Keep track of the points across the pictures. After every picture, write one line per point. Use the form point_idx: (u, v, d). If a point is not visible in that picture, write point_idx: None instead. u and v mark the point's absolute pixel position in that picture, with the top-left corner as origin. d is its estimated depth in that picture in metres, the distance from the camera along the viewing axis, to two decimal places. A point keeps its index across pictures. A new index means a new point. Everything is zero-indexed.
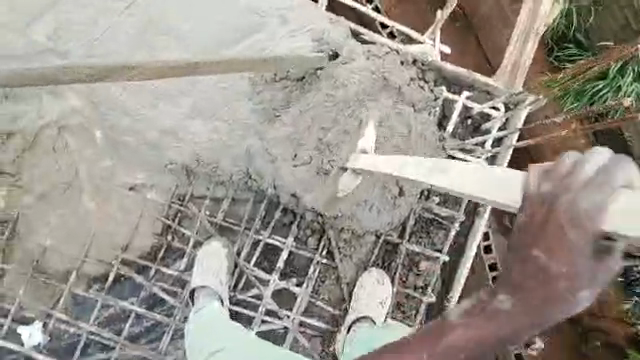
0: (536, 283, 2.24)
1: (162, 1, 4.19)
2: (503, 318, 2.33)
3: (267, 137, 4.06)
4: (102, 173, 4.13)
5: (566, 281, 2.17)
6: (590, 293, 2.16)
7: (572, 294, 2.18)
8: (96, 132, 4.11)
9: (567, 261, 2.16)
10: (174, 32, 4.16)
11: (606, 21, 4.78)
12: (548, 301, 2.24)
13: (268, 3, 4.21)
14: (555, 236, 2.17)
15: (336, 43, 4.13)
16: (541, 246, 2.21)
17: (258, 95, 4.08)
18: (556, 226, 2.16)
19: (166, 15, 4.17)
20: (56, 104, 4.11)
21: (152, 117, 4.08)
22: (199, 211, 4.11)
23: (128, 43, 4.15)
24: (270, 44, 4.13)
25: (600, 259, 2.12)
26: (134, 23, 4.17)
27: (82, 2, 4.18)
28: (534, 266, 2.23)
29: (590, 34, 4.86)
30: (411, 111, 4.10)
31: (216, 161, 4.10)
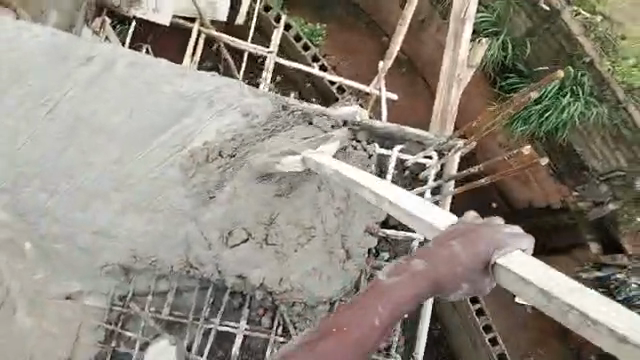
0: (447, 274, 2.41)
1: (84, 94, 4.16)
2: (426, 278, 2.41)
3: (203, 221, 3.98)
4: (35, 286, 3.98)
5: (455, 283, 2.42)
6: (467, 291, 2.44)
7: (461, 284, 2.42)
8: (25, 245, 4.00)
9: (472, 257, 2.39)
10: (102, 129, 4.11)
11: (541, 48, 5.29)
12: (449, 280, 2.41)
13: (192, 85, 4.21)
14: (452, 263, 2.40)
15: (268, 115, 4.21)
16: (443, 257, 2.41)
17: (190, 179, 4.03)
18: (466, 230, 2.45)
19: (89, 110, 4.13)
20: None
21: (84, 219, 4.00)
22: (141, 310, 3.90)
23: (55, 148, 4.07)
24: (198, 126, 4.15)
25: (475, 280, 2.43)
26: (61, 125, 4.10)
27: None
28: (448, 252, 2.41)
29: (528, 61, 5.39)
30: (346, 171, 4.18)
31: (154, 253, 3.97)
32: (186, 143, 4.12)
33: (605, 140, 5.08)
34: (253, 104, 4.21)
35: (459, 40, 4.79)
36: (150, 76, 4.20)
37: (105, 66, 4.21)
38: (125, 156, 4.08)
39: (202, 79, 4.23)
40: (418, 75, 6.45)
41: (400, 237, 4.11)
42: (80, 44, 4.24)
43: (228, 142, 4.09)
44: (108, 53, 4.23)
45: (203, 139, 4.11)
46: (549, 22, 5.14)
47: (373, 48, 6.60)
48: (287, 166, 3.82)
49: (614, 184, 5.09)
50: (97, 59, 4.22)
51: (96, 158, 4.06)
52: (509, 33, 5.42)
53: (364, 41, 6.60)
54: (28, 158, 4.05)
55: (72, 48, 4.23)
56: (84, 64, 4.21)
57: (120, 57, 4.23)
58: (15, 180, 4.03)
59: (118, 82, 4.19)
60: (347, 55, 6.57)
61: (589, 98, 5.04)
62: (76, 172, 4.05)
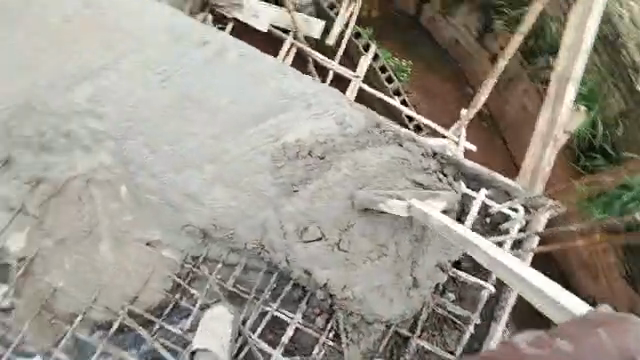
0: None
1: (193, 73, 4.24)
2: None
3: (285, 211, 4.03)
4: (122, 227, 4.09)
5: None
6: None
7: None
8: (122, 188, 4.10)
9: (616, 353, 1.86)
10: (206, 106, 4.19)
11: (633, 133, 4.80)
12: None
13: (296, 85, 4.22)
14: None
15: (361, 129, 4.14)
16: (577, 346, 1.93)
17: (279, 168, 4.08)
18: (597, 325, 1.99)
19: (202, 82, 4.23)
20: (87, 160, 4.10)
21: (175, 180, 4.10)
22: (209, 274, 4.05)
23: (160, 112, 4.17)
24: (294, 122, 4.15)
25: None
26: (170, 93, 4.20)
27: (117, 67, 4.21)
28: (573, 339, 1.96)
29: (617, 143, 4.92)
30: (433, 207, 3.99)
31: (232, 227, 4.06)
32: (280, 137, 4.14)
33: None
34: (347, 117, 4.16)
35: (560, 100, 4.26)
36: (257, 67, 4.26)
37: (219, 51, 4.29)
38: (222, 134, 4.15)
39: (305, 81, 4.23)
40: (501, 135, 5.95)
41: (469, 282, 3.99)
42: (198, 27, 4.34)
43: (319, 143, 4.11)
44: (220, 40, 4.32)
45: (297, 134, 4.13)
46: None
47: (455, 98, 6.18)
48: (392, 208, 3.89)
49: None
50: (212, 44, 4.31)
51: (199, 130, 4.15)
52: (601, 110, 4.97)
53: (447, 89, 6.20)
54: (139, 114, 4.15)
55: (189, 28, 4.33)
56: (198, 47, 4.30)
57: (233, 44, 4.31)
58: (128, 126, 4.12)
59: (227, 67, 4.25)
60: (424, 94, 6.15)
61: None
62: (176, 138, 4.14)
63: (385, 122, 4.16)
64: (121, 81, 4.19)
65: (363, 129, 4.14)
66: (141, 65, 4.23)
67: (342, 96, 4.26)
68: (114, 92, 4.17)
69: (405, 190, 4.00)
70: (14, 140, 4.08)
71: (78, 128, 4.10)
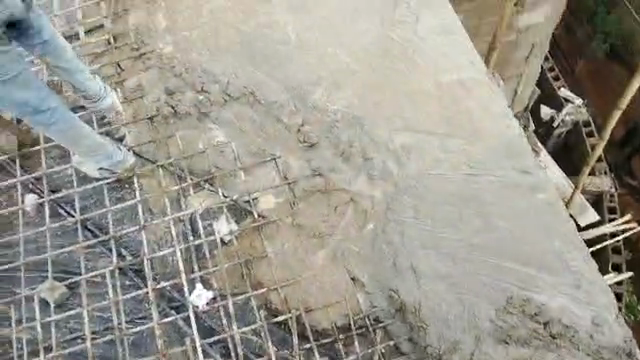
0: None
1: (494, 190, 4.08)
2: None
3: (485, 350, 3.79)
4: (347, 251, 4.12)
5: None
6: None
7: None
8: (369, 224, 4.15)
9: None
10: (486, 218, 4.02)
11: None
12: None
13: (581, 267, 3.88)
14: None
15: (612, 343, 3.76)
16: None
17: (506, 313, 3.82)
18: None
19: (493, 203, 4.05)
20: (367, 186, 4.22)
21: (416, 252, 4.03)
22: (379, 343, 3.89)
23: (444, 196, 4.10)
24: (551, 289, 3.85)
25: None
26: (463, 188, 4.11)
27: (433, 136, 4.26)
28: None
29: None
30: None
31: (429, 324, 3.89)
32: (528, 288, 3.87)
33: None
34: (606, 318, 3.79)
35: None
36: (556, 226, 3.97)
37: (530, 187, 4.07)
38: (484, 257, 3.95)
39: (591, 267, 3.88)
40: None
41: None
42: (530, 157, 4.15)
43: (563, 321, 3.78)
44: (541, 182, 4.08)
45: (548, 301, 3.82)
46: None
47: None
48: None
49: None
50: (530, 178, 4.09)
51: (465, 229, 4.02)
52: None
53: None
54: (429, 182, 4.15)
55: (520, 154, 4.15)
56: (515, 171, 4.11)
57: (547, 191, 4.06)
58: (417, 184, 4.16)
59: (527, 206, 4.03)
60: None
61: None
62: (443, 221, 4.05)
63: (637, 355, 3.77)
64: (435, 149, 4.23)
65: (614, 345, 3.75)
66: (460, 150, 4.20)
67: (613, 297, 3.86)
68: (419, 154, 4.23)
69: None
70: (328, 136, 4.36)
71: (382, 162, 4.24)
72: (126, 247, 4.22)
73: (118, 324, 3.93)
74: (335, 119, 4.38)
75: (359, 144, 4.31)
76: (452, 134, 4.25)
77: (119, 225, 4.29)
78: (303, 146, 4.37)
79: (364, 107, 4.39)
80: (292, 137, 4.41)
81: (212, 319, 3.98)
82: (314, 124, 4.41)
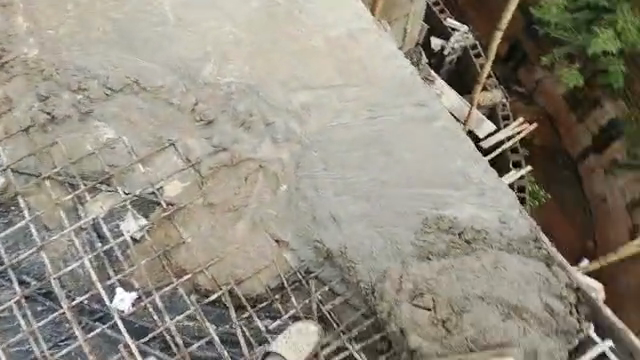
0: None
1: (394, 127, 4.40)
2: None
3: (409, 270, 4.07)
4: (265, 216, 4.27)
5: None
6: None
7: None
8: (282, 185, 4.31)
9: None
10: (390, 153, 4.33)
11: None
12: None
13: (480, 175, 4.30)
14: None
15: (520, 236, 4.20)
16: None
17: (425, 233, 4.16)
18: None
19: (395, 139, 4.37)
20: (273, 150, 4.36)
21: (332, 201, 4.25)
22: (314, 292, 4.11)
23: (351, 143, 4.36)
24: (458, 201, 4.25)
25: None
26: (366, 132, 4.39)
27: (328, 88, 4.49)
28: None
29: None
30: (548, 328, 3.98)
31: (357, 263, 4.14)
32: (439, 206, 4.24)
33: None
34: (511, 216, 4.24)
35: None
36: (456, 147, 4.36)
37: (427, 117, 4.43)
38: (394, 187, 4.27)
39: (488, 174, 4.31)
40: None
41: None
42: (422, 88, 4.51)
43: (473, 228, 4.18)
44: (437, 111, 4.45)
45: (455, 210, 4.23)
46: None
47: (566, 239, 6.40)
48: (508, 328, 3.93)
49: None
50: (426, 110, 4.45)
51: (375, 168, 4.30)
52: None
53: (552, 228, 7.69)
54: (333, 133, 4.38)
55: (413, 88, 4.50)
56: (410, 105, 4.45)
57: (441, 118, 4.43)
58: (320, 136, 4.37)
59: (426, 133, 4.39)
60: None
61: None
62: (351, 165, 4.31)
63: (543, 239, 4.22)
64: (334, 101, 4.46)
65: (521, 235, 4.20)
66: (357, 97, 4.47)
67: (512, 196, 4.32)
68: (319, 109, 4.43)
69: (533, 308, 4.00)
70: (224, 109, 4.41)
71: (282, 122, 4.39)
72: (28, 273, 3.95)
73: (40, 353, 3.67)
74: (230, 90, 4.45)
75: (256, 111, 4.41)
76: (349, 81, 4.52)
77: (14, 252, 4.00)
78: (200, 124, 4.39)
79: (258, 73, 4.52)
80: (187, 117, 4.40)
81: (142, 318, 3.91)
82: (207, 101, 4.43)
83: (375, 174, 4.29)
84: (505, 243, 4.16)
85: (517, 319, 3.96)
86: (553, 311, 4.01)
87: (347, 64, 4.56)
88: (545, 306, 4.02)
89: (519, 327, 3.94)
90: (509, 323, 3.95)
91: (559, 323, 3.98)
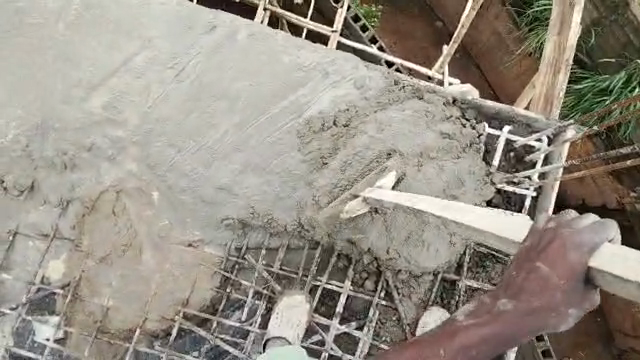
0: (536, 308, 2.38)
1: (209, 67, 4.25)
2: (511, 317, 2.44)
3: (315, 185, 4.12)
4: (160, 232, 4.21)
5: (553, 314, 2.36)
6: (578, 312, 2.36)
7: (564, 311, 2.35)
8: (153, 193, 4.23)
9: (563, 274, 2.31)
10: (222, 92, 4.23)
11: (607, 40, 5.15)
12: (546, 309, 2.37)
13: (311, 58, 4.26)
14: (559, 256, 2.32)
15: (381, 88, 4.21)
16: (540, 280, 2.37)
17: (307, 145, 4.17)
18: (532, 265, 2.40)
19: (220, 78, 4.24)
20: (112, 170, 4.26)
21: (207, 175, 4.19)
22: (256, 262, 4.11)
23: (181, 111, 4.23)
24: (314, 95, 4.22)
25: (587, 292, 2.35)
26: (187, 91, 4.24)
27: (118, 80, 4.26)
28: (543, 270, 2.36)
29: (591, 53, 5.30)
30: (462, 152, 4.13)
31: (271, 212, 4.15)
32: (301, 112, 4.21)
33: None
34: (363, 77, 4.23)
35: (569, 25, 4.31)
36: (272, 47, 4.27)
37: (228, 35, 4.28)
38: (243, 121, 4.21)
39: (319, 52, 4.26)
40: (479, 60, 6.32)
41: None
42: (205, 13, 4.30)
43: (337, 111, 4.19)
44: (230, 25, 4.28)
45: (318, 106, 4.21)
46: (616, 12, 4.99)
47: (427, 36, 6.47)
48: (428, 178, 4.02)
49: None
50: (220, 30, 4.28)
51: (221, 120, 4.22)
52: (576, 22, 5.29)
53: (417, 26, 6.46)
54: (156, 114, 4.23)
55: (196, 18, 4.30)
56: (205, 34, 4.28)
57: (241, 27, 4.29)
58: (147, 126, 4.22)
59: (238, 52, 4.26)
60: (400, 37, 6.45)
61: None
62: (198, 131, 4.21)
63: (401, 78, 4.23)
64: (131, 83, 4.25)
65: (383, 87, 4.21)
66: (149, 65, 4.27)
67: (358, 59, 4.31)
68: (123, 99, 4.25)
69: (433, 142, 4.12)
70: (34, 164, 4.25)
71: (99, 139, 4.24)
72: None
73: None
74: (23, 143, 4.23)
75: (65, 146, 4.23)
76: (134, 57, 4.27)
77: None
78: (24, 196, 4.25)
79: (42, 107, 4.25)
80: (9, 197, 4.24)
81: None
82: (14, 168, 4.24)
83: (224, 128, 4.21)
84: (375, 101, 4.19)
85: (425, 159, 4.09)
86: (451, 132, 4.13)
87: (123, 43, 4.28)
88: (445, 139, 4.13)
89: (434, 168, 4.06)
90: (425, 170, 4.05)
91: (461, 142, 4.13)
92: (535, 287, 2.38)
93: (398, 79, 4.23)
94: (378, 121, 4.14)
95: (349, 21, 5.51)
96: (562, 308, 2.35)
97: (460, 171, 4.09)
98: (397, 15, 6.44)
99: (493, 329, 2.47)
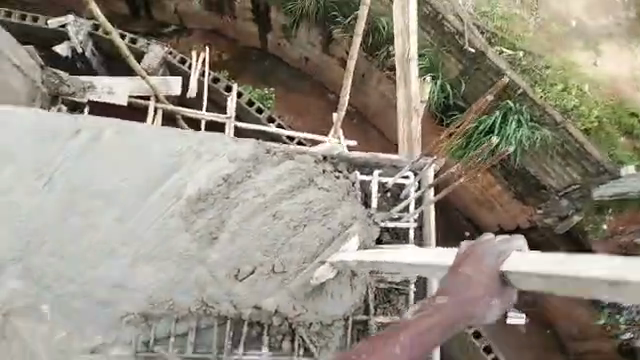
0: (468, 301, 2.42)
1: (80, 169, 4.24)
2: (451, 307, 2.42)
3: (211, 261, 4.12)
4: (58, 345, 3.98)
5: (480, 305, 2.43)
6: (498, 307, 2.46)
7: (486, 303, 2.44)
8: (43, 307, 4.01)
9: (482, 275, 2.45)
10: (97, 191, 4.20)
11: (476, 86, 5.78)
12: (477, 302, 2.43)
13: (180, 142, 4.34)
14: (475, 261, 2.48)
15: (251, 155, 4.33)
16: (465, 283, 2.44)
17: (194, 223, 4.18)
18: (461, 272, 2.47)
19: (86, 176, 4.22)
20: None
21: (98, 276, 4.08)
22: (166, 352, 4.01)
23: (55, 222, 4.12)
24: (189, 174, 4.28)
25: (504, 290, 2.46)
26: (58, 197, 4.17)
27: None
28: (465, 276, 2.46)
29: (467, 96, 5.85)
30: (336, 202, 4.29)
31: (169, 297, 4.09)
32: (181, 194, 4.24)
33: (554, 158, 5.61)
34: (234, 149, 4.34)
35: (409, 78, 5.11)
36: (142, 141, 4.32)
37: (93, 137, 4.31)
38: (125, 217, 4.18)
39: (188, 136, 4.36)
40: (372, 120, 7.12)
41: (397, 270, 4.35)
42: (66, 119, 4.32)
43: (216, 187, 4.25)
44: (94, 126, 4.33)
45: (196, 184, 4.24)
46: (476, 62, 5.67)
47: (322, 105, 7.22)
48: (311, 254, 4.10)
49: (573, 197, 5.61)
50: (84, 132, 4.31)
51: (101, 218, 4.17)
52: (445, 75, 5.86)
53: (313, 100, 7.23)
54: (31, 225, 4.09)
55: (60, 123, 4.31)
56: (72, 136, 4.29)
57: (106, 126, 4.34)
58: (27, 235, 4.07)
59: (105, 151, 4.29)
60: (297, 113, 7.20)
61: (532, 123, 5.53)
62: (75, 234, 4.13)
63: (271, 146, 4.36)
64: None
65: (252, 155, 4.32)
66: (16, 178, 4.17)
67: (224, 137, 4.42)
68: None
69: (317, 198, 4.26)
70: None
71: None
72: None
73: None
74: None
75: None
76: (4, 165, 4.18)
77: None
78: None
79: None
80: None
81: None
82: None
83: (106, 223, 4.17)
84: (247, 166, 4.30)
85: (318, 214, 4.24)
86: (327, 189, 4.30)
87: None
88: (322, 196, 4.28)
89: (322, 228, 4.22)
90: (311, 227, 4.21)
91: (339, 191, 4.34)
92: (462, 286, 2.44)
93: (268, 150, 4.35)
94: (250, 195, 4.24)
95: (246, 107, 6.21)
96: (480, 306, 2.43)
97: (343, 220, 4.25)
98: (289, 95, 7.24)
99: (434, 324, 2.41)
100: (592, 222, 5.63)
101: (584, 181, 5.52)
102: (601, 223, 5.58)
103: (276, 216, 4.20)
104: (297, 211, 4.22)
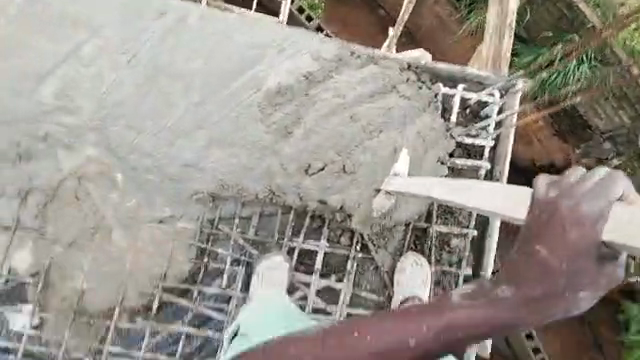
0: (559, 285, 2.14)
1: (163, 51, 4.28)
2: (534, 276, 2.17)
3: (283, 156, 4.21)
4: (128, 212, 4.23)
5: (572, 293, 2.14)
6: (591, 296, 2.15)
7: (577, 291, 2.14)
8: (119, 175, 4.24)
9: (572, 248, 2.15)
10: (178, 73, 4.27)
11: (541, 16, 5.72)
12: (571, 287, 2.14)
13: (265, 33, 4.29)
14: (559, 234, 2.17)
15: (334, 55, 4.28)
16: (546, 250, 2.17)
17: (270, 116, 4.23)
18: (538, 234, 2.22)
19: (170, 57, 4.28)
20: (73, 156, 4.27)
21: (173, 154, 4.24)
22: (231, 230, 4.16)
23: (136, 95, 4.25)
24: (271, 68, 4.27)
25: (603, 269, 2.16)
26: (142, 73, 4.26)
27: (72, 63, 4.27)
28: (544, 249, 2.18)
29: (529, 26, 5.85)
30: (430, 106, 4.27)
31: (240, 183, 4.21)
32: (260, 86, 4.27)
33: (610, 101, 5.53)
34: (319, 46, 4.30)
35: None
36: (224, 27, 4.29)
37: (178, 19, 4.30)
38: (203, 102, 4.26)
39: (274, 28, 4.30)
40: (419, 46, 6.54)
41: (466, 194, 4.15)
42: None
43: (297, 83, 4.27)
44: (180, 8, 4.30)
45: (276, 77, 4.27)
46: None
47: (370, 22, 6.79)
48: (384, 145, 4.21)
49: (617, 141, 5.76)
50: (171, 12, 4.31)
51: (180, 99, 4.26)
52: None
53: (363, 13, 6.78)
54: (112, 98, 4.24)
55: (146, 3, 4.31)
56: (157, 16, 4.30)
57: (192, 8, 4.30)
58: (110, 104, 4.24)
59: (191, 33, 4.29)
60: (342, 23, 6.76)
61: (594, 62, 5.46)
62: (154, 110, 4.25)
63: (357, 48, 4.30)
64: (85, 68, 4.27)
65: (335, 56, 4.28)
66: (101, 50, 4.28)
67: (309, 32, 4.35)
68: (78, 83, 4.26)
69: (398, 102, 4.27)
70: None
71: (51, 128, 4.26)
72: None
73: None
74: None
75: (18, 136, 4.25)
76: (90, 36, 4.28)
77: None
78: None
79: None
80: None
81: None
82: None
83: (183, 105, 4.25)
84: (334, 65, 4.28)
85: (394, 124, 4.25)
86: (411, 96, 4.27)
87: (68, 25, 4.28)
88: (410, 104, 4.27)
89: (391, 140, 4.21)
90: (387, 134, 4.24)
91: (422, 101, 4.27)
92: (539, 266, 2.17)
93: (353, 52, 4.29)
94: (339, 92, 4.27)
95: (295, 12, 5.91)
96: (570, 294, 2.14)
97: (420, 131, 4.24)
98: (337, 6, 6.74)
99: (490, 312, 2.21)
100: (631, 167, 5.75)
101: (631, 127, 5.57)
102: (638, 170, 5.68)
103: (354, 118, 4.25)
104: (377, 115, 4.26)
